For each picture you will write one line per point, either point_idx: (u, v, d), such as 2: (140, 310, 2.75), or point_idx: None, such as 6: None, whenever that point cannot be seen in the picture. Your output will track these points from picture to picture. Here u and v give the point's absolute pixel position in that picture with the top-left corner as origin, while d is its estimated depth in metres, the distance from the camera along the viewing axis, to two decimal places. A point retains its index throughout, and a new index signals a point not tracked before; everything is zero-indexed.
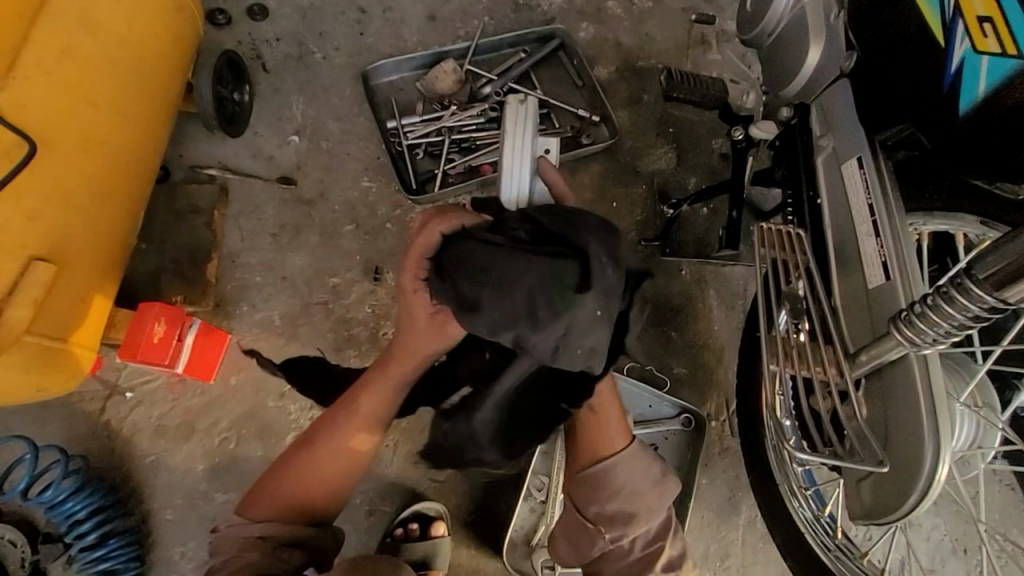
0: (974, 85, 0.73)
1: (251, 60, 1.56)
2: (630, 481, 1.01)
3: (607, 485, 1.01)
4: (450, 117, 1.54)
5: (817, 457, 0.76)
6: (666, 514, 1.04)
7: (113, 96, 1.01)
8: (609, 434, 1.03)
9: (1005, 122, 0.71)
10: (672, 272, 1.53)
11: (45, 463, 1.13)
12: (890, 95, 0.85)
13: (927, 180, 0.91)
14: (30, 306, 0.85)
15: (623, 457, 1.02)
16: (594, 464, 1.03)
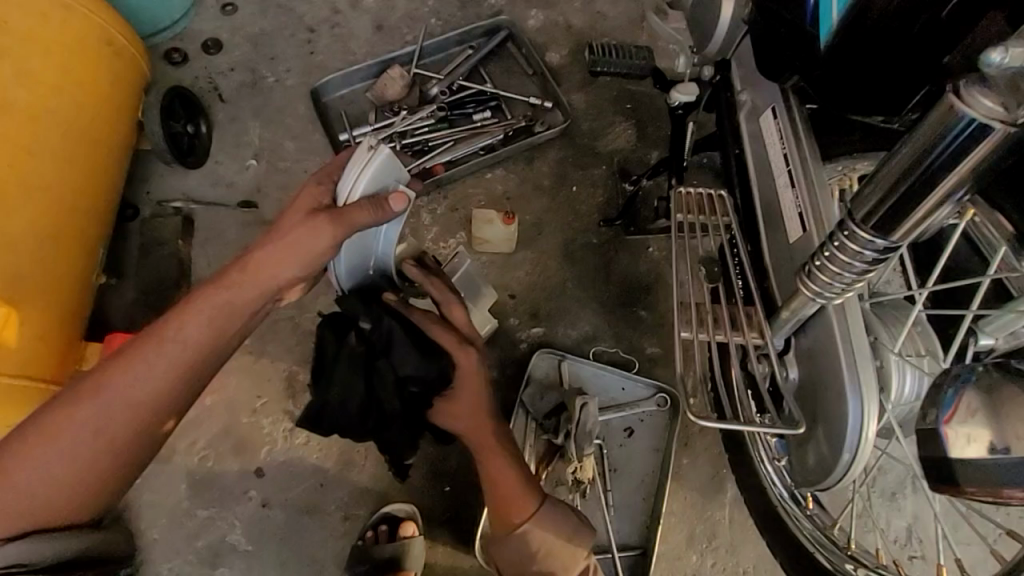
0: (829, 15, 0.67)
1: (208, 92, 1.60)
2: (545, 544, 1.04)
3: (526, 551, 1.04)
4: (400, 122, 1.55)
5: (720, 421, 0.72)
6: (586, 563, 1.06)
7: (53, 141, 1.08)
8: (514, 499, 1.05)
9: (877, 45, 0.66)
10: (639, 250, 1.50)
11: None
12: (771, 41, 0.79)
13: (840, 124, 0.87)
14: None
15: (531, 525, 1.04)
16: (509, 533, 1.05)
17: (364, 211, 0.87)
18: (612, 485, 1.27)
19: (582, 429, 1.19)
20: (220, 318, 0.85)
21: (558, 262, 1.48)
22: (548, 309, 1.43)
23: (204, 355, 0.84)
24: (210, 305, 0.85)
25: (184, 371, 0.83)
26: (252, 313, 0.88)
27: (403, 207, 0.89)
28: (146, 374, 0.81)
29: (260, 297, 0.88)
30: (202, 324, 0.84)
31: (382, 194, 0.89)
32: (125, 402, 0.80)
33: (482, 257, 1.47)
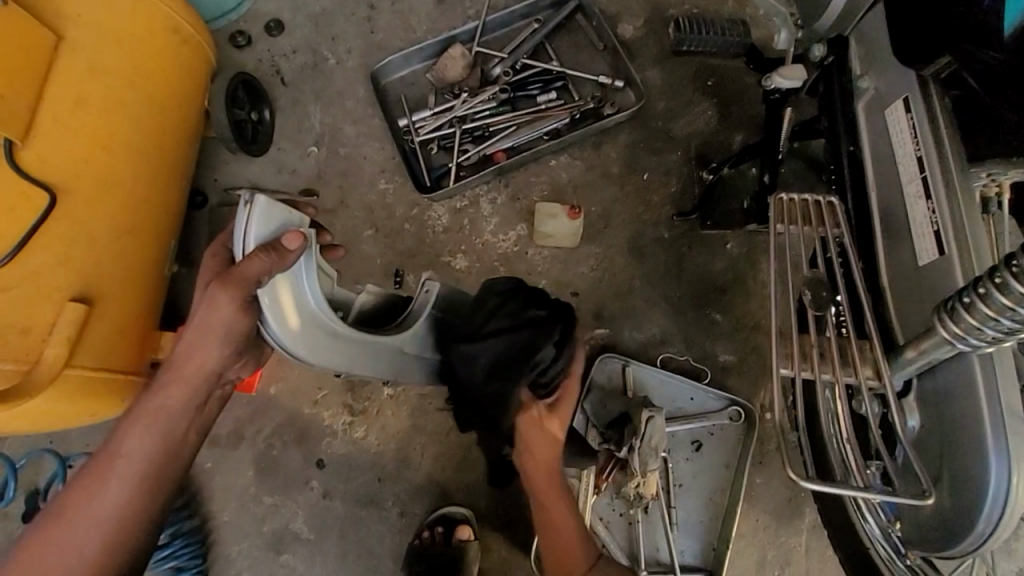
0: None
1: (271, 76, 1.57)
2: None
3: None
4: (461, 105, 1.47)
5: (824, 484, 0.62)
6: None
7: (129, 136, 1.09)
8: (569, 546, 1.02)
9: None
10: (715, 246, 1.37)
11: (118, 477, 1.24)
12: (918, 35, 0.76)
13: (984, 121, 0.73)
14: (63, 341, 0.92)
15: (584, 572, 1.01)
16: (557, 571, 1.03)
17: (258, 259, 0.74)
18: (677, 501, 1.20)
19: (648, 443, 1.12)
20: (169, 423, 0.85)
21: (625, 258, 1.38)
22: (612, 309, 1.35)
23: (165, 462, 0.86)
24: (143, 413, 0.84)
25: (153, 474, 0.85)
26: (197, 408, 0.87)
27: (298, 245, 0.76)
28: (120, 494, 0.83)
29: (200, 390, 0.86)
30: (153, 436, 0.84)
31: (276, 238, 0.76)
32: (109, 522, 0.82)
33: (544, 251, 1.39)
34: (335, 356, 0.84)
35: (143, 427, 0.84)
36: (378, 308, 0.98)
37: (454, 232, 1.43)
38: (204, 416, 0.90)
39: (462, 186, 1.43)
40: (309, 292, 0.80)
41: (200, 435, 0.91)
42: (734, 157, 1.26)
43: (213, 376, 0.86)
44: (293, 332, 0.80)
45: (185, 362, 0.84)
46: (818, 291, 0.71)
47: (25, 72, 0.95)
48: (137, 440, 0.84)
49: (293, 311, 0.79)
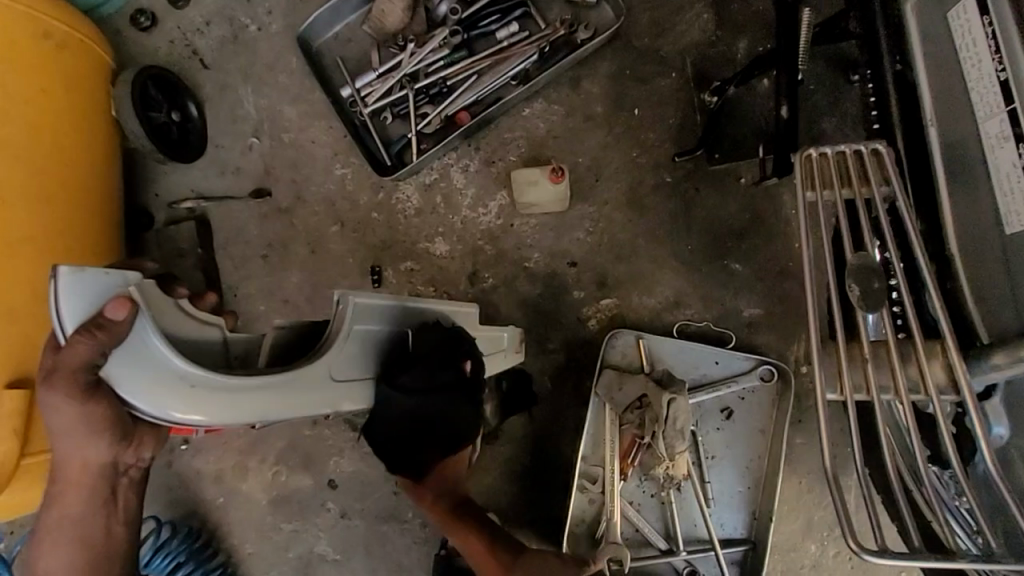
0: None
1: (187, 59, 1.33)
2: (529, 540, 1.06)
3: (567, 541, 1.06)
4: (409, 60, 1.23)
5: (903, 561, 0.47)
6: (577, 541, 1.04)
7: (24, 179, 0.93)
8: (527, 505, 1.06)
9: None
10: (728, 184, 1.18)
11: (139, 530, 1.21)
12: None
13: None
14: (8, 436, 0.84)
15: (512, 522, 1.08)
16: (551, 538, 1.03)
17: (80, 343, 0.57)
18: (711, 474, 1.11)
19: (673, 425, 1.03)
20: (79, 527, 0.73)
21: (623, 214, 1.20)
22: (617, 275, 1.19)
23: (93, 567, 0.74)
24: (50, 528, 0.73)
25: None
26: (104, 503, 0.73)
27: (128, 313, 0.57)
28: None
29: (94, 487, 0.71)
30: (70, 542, 0.73)
31: (96, 310, 0.58)
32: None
33: (531, 220, 1.22)
34: (225, 413, 0.62)
35: (54, 543, 0.74)
36: (298, 341, 0.76)
37: (428, 213, 1.26)
38: (124, 507, 0.75)
39: (426, 158, 1.23)
40: (165, 353, 0.60)
41: (133, 524, 0.77)
42: (739, 75, 1.07)
43: (105, 468, 0.70)
44: (164, 402, 0.59)
45: (67, 466, 0.70)
46: (869, 283, 0.54)
47: None
48: (57, 554, 0.74)
49: (149, 377, 0.59)
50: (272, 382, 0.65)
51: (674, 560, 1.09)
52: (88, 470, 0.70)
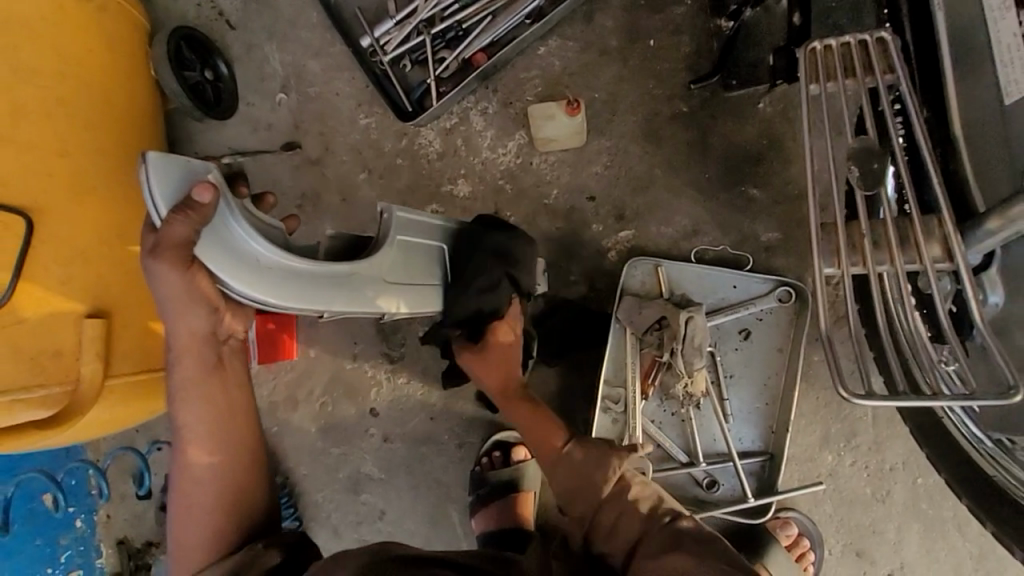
0: None
1: (215, 21, 1.38)
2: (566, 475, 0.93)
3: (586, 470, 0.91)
4: (425, 5, 1.24)
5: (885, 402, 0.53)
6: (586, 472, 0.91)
7: (77, 136, 1.01)
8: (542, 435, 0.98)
9: None
10: (744, 109, 1.19)
11: None
12: None
13: None
14: (94, 357, 0.95)
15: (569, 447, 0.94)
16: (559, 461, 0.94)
17: (177, 220, 0.70)
18: (730, 392, 1.16)
19: (690, 343, 1.08)
20: (202, 389, 0.86)
21: (640, 147, 1.22)
22: (635, 207, 1.22)
23: (225, 422, 0.88)
24: (176, 394, 0.86)
25: (221, 428, 0.88)
26: (213, 368, 0.86)
27: (211, 195, 0.71)
28: (206, 459, 0.88)
29: (203, 353, 0.84)
30: (199, 402, 0.86)
31: (184, 193, 0.71)
32: (208, 481, 0.87)
33: (549, 157, 1.25)
34: (299, 292, 0.77)
35: (184, 405, 0.86)
36: (346, 248, 0.90)
37: (450, 156, 1.31)
38: (231, 374, 0.89)
39: (445, 102, 1.27)
40: (245, 236, 0.74)
41: (245, 386, 0.91)
42: None
43: (210, 336, 0.84)
44: (249, 279, 0.74)
45: (179, 337, 0.83)
46: (868, 165, 0.57)
47: None
48: (185, 416, 0.87)
49: (237, 260, 0.73)
50: (332, 273, 0.81)
51: (694, 471, 1.16)
52: (195, 338, 0.83)
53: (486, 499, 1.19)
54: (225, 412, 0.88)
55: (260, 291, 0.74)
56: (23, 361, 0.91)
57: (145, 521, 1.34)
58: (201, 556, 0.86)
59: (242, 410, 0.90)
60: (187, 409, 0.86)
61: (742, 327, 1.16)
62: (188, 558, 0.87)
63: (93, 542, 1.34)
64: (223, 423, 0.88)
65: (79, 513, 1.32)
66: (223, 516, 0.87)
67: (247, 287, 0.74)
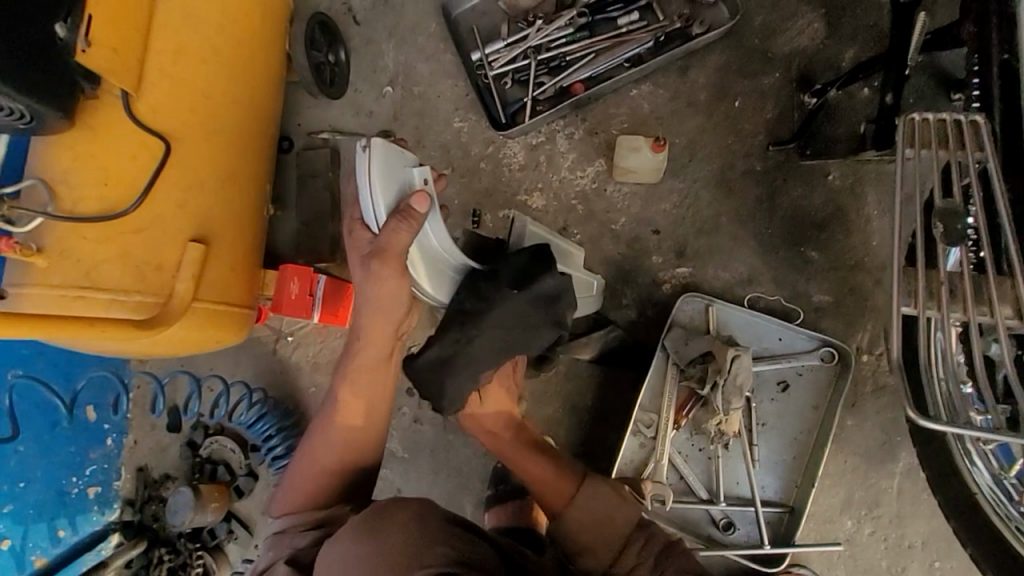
0: None
1: (343, 14, 1.52)
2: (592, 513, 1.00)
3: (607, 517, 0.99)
4: (536, 34, 1.38)
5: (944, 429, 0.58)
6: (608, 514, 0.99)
7: (222, 85, 1.13)
8: (553, 482, 1.07)
9: None
10: (815, 178, 1.27)
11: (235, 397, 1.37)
12: None
13: None
14: (189, 278, 1.04)
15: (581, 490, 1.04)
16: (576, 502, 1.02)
17: (399, 229, 0.92)
18: (759, 439, 1.19)
19: (732, 381, 1.11)
20: (369, 368, 1.03)
21: (710, 194, 1.30)
22: (696, 247, 1.30)
23: (373, 401, 1.04)
24: (347, 364, 1.03)
25: (367, 405, 1.04)
26: (385, 357, 1.04)
27: (425, 205, 0.93)
28: (342, 424, 1.03)
29: (385, 340, 1.02)
30: (361, 378, 1.03)
31: (405, 202, 0.93)
32: (337, 440, 1.02)
33: (624, 188, 1.34)
34: (450, 280, 1.06)
35: (350, 376, 1.03)
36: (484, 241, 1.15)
37: (531, 169, 1.40)
38: (392, 365, 1.05)
39: (537, 121, 1.38)
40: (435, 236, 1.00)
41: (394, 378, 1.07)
42: (843, 78, 1.14)
43: (396, 328, 1.02)
44: (426, 268, 1.02)
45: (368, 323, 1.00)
46: (953, 223, 0.63)
47: (133, 23, 0.98)
48: (345, 385, 1.03)
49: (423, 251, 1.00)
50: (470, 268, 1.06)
51: (712, 510, 1.18)
52: (386, 326, 1.01)
53: (504, 498, 1.23)
54: (375, 396, 1.04)
55: (427, 280, 1.02)
56: (129, 267, 0.99)
57: (168, 455, 1.38)
58: (302, 501, 0.99)
59: (385, 399, 1.05)
60: (350, 381, 1.03)
61: (780, 379, 1.20)
62: (290, 498, 1.00)
63: (116, 463, 1.38)
64: (372, 402, 1.04)
65: (112, 430, 1.37)
66: (338, 475, 1.01)
67: (426, 273, 1.02)
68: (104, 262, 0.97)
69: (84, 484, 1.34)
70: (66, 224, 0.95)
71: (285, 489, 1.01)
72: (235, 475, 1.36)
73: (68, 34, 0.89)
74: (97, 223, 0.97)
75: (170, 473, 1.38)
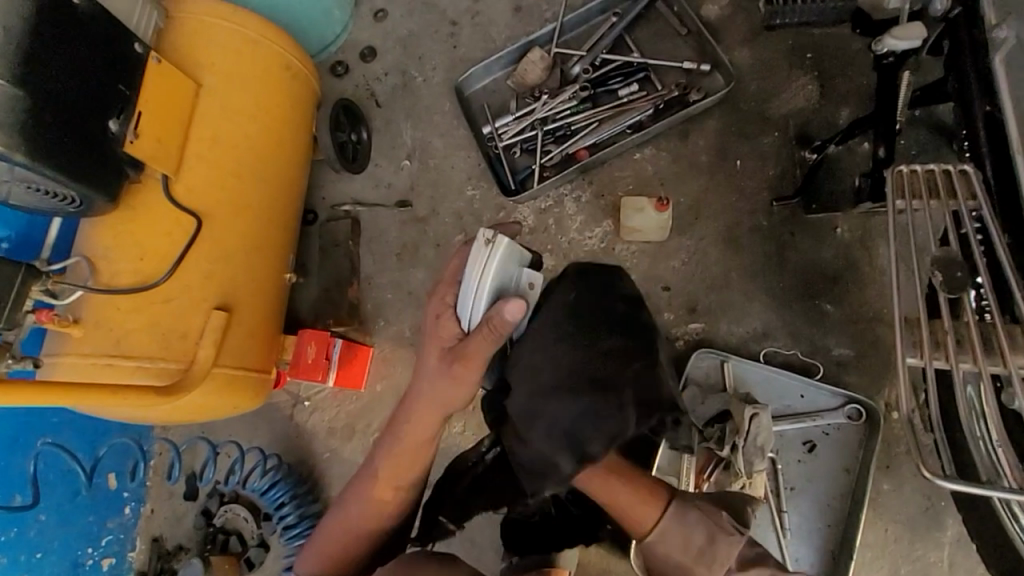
0: None
1: (366, 99, 1.66)
2: (673, 553, 0.92)
3: (674, 553, 0.92)
4: (542, 107, 1.47)
5: (968, 486, 0.54)
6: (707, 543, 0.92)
7: (253, 166, 1.22)
8: (633, 511, 0.95)
9: None
10: (823, 231, 1.27)
11: (250, 463, 1.37)
12: None
13: None
14: (210, 344, 1.07)
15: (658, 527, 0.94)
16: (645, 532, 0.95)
17: (485, 336, 0.88)
18: (789, 505, 1.12)
19: (753, 441, 1.07)
20: (410, 452, 0.99)
21: (718, 250, 1.31)
22: (707, 303, 1.29)
23: (408, 485, 1.01)
24: (388, 450, 1.00)
25: (401, 490, 1.01)
26: (427, 443, 1.00)
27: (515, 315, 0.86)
28: (369, 503, 1.00)
29: (429, 426, 0.98)
30: (398, 463, 0.99)
31: (497, 310, 0.87)
32: (369, 511, 1.00)
33: (631, 246, 1.36)
34: None
35: (390, 460, 1.00)
36: None
37: (540, 232, 1.45)
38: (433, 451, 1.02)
39: (545, 186, 1.44)
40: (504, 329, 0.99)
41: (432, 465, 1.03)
42: (840, 135, 1.16)
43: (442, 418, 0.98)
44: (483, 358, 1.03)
45: (420, 406, 0.97)
46: (951, 271, 0.64)
47: (175, 117, 1.12)
48: (381, 468, 1.00)
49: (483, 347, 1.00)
50: None
51: None
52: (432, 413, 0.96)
53: (518, 570, 1.16)
54: (408, 482, 1.01)
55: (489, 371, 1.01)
56: (156, 336, 1.05)
57: (182, 524, 1.39)
58: (323, 564, 1.01)
59: (418, 485, 1.02)
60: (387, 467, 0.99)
61: (806, 440, 1.15)
62: (313, 558, 1.02)
63: (130, 532, 1.39)
64: (405, 484, 1.01)
65: (130, 499, 1.39)
66: (362, 544, 1.02)
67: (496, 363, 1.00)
68: (134, 330, 1.04)
69: (99, 555, 1.30)
70: (101, 297, 1.04)
71: (310, 550, 1.03)
72: (247, 545, 1.35)
73: (119, 127, 1.02)
74: (132, 294, 1.05)
75: (184, 544, 1.39)
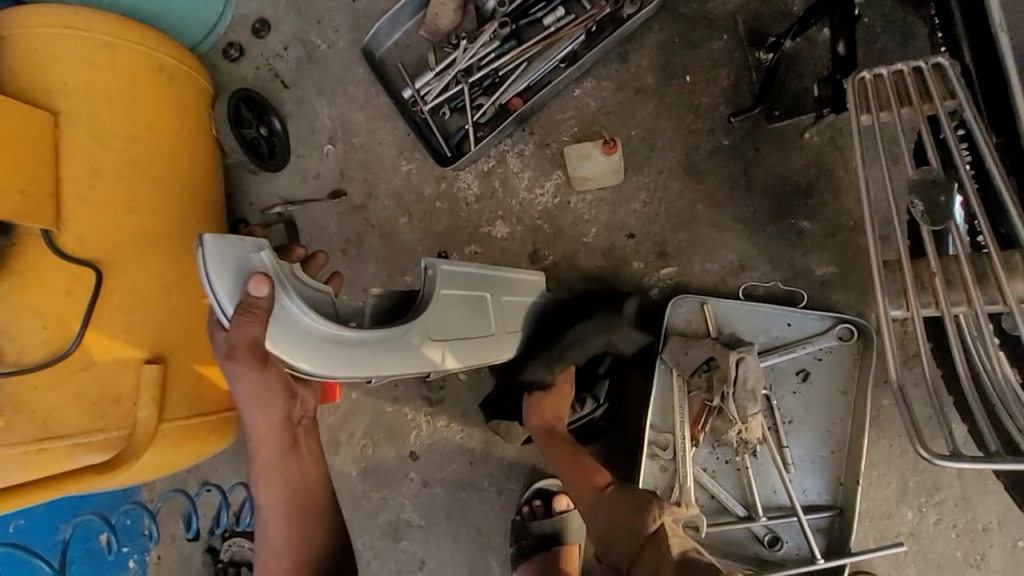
0: None
1: (269, 81, 1.47)
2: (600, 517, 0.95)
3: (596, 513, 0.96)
4: (462, 55, 1.28)
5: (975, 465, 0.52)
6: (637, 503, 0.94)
7: (148, 192, 1.07)
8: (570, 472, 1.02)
9: None
10: (789, 140, 1.15)
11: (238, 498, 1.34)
12: None
13: None
14: (149, 403, 0.98)
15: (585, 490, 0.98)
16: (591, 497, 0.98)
17: (244, 325, 0.70)
18: (789, 439, 1.08)
19: (742, 386, 1.03)
20: (282, 466, 0.92)
21: (680, 181, 1.20)
22: (677, 244, 1.20)
23: (303, 492, 0.94)
24: (266, 474, 0.91)
25: (302, 499, 0.93)
26: (289, 444, 0.92)
27: (266, 287, 0.70)
28: (284, 528, 0.92)
29: (280, 434, 0.89)
30: (279, 481, 0.92)
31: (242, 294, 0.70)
32: (281, 543, 0.92)
33: (587, 196, 1.25)
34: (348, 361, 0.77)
35: (273, 478, 0.92)
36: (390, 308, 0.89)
37: (487, 198, 1.32)
38: (306, 447, 0.94)
39: (484, 146, 1.29)
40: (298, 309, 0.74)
41: (319, 460, 0.97)
42: (794, 26, 0.98)
43: (286, 420, 0.89)
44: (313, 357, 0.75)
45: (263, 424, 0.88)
46: (933, 200, 0.56)
47: (37, 159, 0.97)
48: (266, 494, 0.92)
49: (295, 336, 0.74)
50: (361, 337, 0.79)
51: (754, 527, 1.08)
52: (276, 420, 0.88)
53: (529, 553, 1.17)
54: (303, 488, 0.94)
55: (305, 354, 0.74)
56: (86, 407, 0.96)
57: (193, 565, 1.36)
58: None
59: (315, 484, 0.95)
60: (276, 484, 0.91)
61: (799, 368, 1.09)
62: None
63: None
64: (300, 493, 0.93)
65: (132, 552, 1.37)
66: None
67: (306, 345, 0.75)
68: (60, 405, 0.95)
69: None
70: (17, 379, 0.94)
71: None
72: None
73: None
74: (46, 369, 0.95)
75: None
